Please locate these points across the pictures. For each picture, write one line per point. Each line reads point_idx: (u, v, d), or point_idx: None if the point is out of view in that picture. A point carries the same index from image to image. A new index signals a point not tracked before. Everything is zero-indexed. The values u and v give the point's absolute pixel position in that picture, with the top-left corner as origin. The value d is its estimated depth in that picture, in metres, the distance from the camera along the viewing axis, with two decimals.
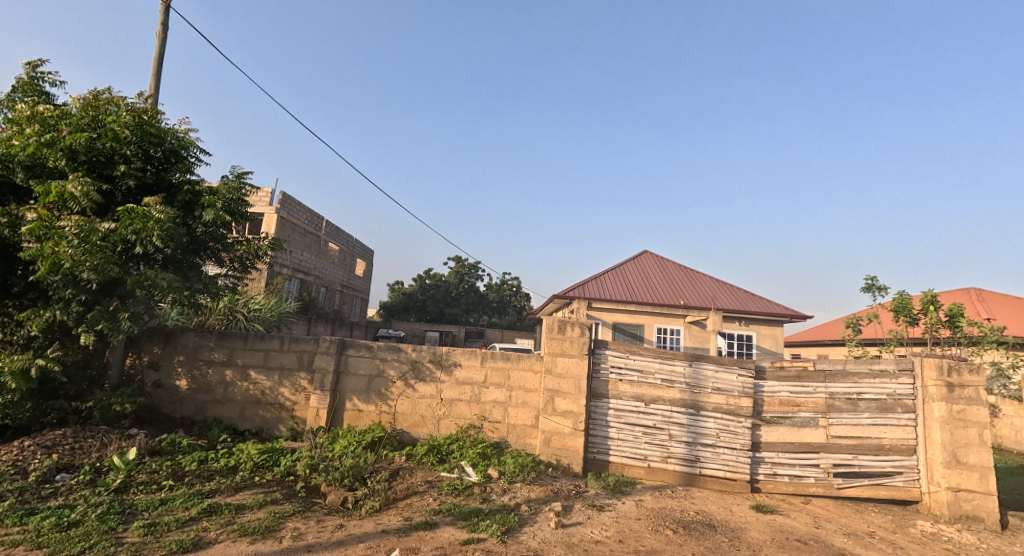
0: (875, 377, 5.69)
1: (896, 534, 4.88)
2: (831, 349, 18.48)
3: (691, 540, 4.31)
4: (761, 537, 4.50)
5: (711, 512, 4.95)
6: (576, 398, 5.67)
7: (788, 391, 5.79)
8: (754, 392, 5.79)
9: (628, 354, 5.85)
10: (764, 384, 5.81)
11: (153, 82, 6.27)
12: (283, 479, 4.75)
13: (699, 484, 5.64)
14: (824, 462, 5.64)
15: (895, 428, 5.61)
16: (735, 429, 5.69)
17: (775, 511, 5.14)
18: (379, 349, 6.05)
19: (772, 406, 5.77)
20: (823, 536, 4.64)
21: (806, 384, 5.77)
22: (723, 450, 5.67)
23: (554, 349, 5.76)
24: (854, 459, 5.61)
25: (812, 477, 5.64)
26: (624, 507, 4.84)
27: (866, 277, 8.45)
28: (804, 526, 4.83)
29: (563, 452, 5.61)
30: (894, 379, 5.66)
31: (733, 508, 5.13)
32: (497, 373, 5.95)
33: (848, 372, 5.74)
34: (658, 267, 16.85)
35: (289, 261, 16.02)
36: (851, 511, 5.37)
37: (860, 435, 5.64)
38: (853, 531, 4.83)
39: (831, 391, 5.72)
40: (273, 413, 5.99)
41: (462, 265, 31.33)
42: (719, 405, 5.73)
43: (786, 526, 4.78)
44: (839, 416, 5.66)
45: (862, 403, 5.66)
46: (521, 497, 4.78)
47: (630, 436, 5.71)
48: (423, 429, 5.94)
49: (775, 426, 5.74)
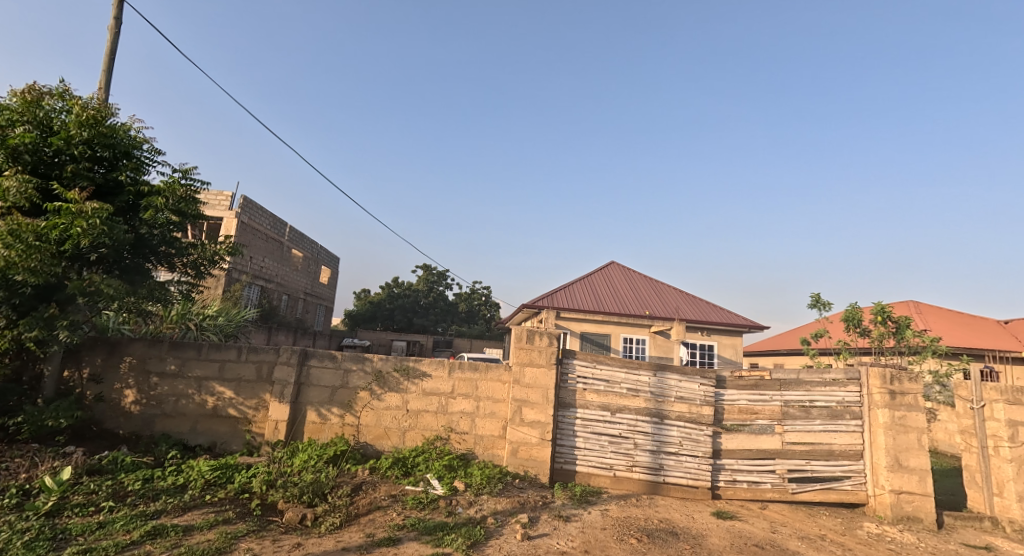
0: (826, 385, 5.87)
1: (845, 536, 5.01)
2: (788, 358, 19.11)
3: (655, 548, 4.29)
4: (721, 542, 4.53)
5: (674, 520, 4.96)
6: (543, 408, 5.62)
7: (747, 399, 5.90)
8: (715, 400, 5.89)
9: (596, 363, 5.85)
10: (724, 393, 5.91)
11: (103, 78, 5.94)
12: (238, 496, 4.50)
13: (663, 492, 5.66)
14: (780, 468, 5.76)
15: (845, 433, 5.79)
16: (698, 437, 5.75)
17: (733, 517, 5.21)
18: (344, 359, 5.86)
19: (731, 414, 5.87)
20: (780, 541, 4.71)
21: (763, 392, 5.89)
22: (686, 458, 5.72)
23: (523, 358, 5.71)
24: (807, 464, 5.75)
25: (768, 482, 5.75)
26: (590, 517, 4.80)
27: (812, 294, 8.80)
28: (761, 531, 4.90)
29: (530, 462, 5.55)
30: (843, 387, 5.86)
31: (695, 515, 5.16)
32: (464, 384, 5.84)
33: (801, 381, 5.89)
34: (625, 277, 17.09)
35: (250, 267, 15.50)
36: (805, 515, 5.49)
37: (812, 441, 5.79)
38: (806, 534, 4.93)
39: (786, 399, 5.86)
40: (229, 427, 5.69)
41: (429, 273, 30.81)
42: (682, 413, 5.79)
43: (744, 532, 4.83)
44: (793, 423, 5.81)
45: (815, 410, 5.83)
46: (487, 510, 4.68)
47: (596, 445, 5.69)
48: (388, 441, 5.76)
49: (735, 433, 5.83)
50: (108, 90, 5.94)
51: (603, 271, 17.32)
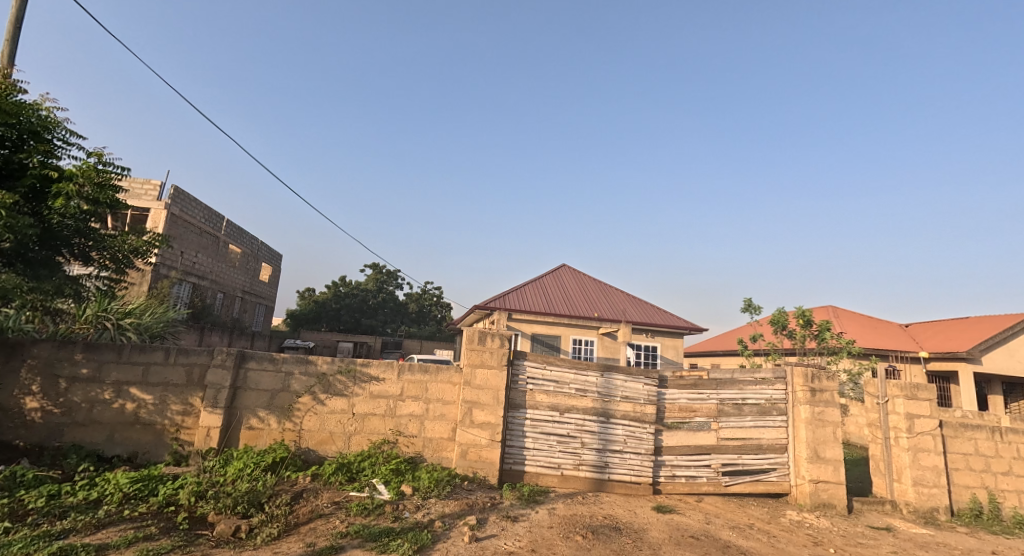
0: (756, 384, 6.14)
1: (770, 523, 5.26)
2: (725, 358, 20.02)
3: (599, 544, 4.31)
4: (661, 535, 4.63)
5: (618, 516, 5.01)
6: (494, 410, 5.55)
7: (686, 398, 6.06)
8: (658, 399, 6.03)
9: (546, 364, 5.84)
10: (666, 392, 6.05)
11: (6, 49, 5.36)
12: (162, 510, 4.14)
13: (608, 489, 5.72)
14: (714, 462, 5.96)
15: (772, 428, 6.06)
16: (641, 435, 5.86)
17: (672, 510, 5.34)
18: (285, 362, 5.57)
19: (672, 412, 6.02)
20: (714, 531, 4.87)
21: (701, 391, 6.08)
22: (629, 455, 5.81)
23: (474, 360, 5.63)
24: (739, 458, 5.97)
25: (704, 476, 5.94)
26: (537, 516, 4.77)
27: (745, 299, 9.26)
28: (697, 522, 5.05)
29: (479, 464, 5.46)
30: (771, 385, 6.14)
31: (637, 510, 5.25)
32: (414, 386, 5.68)
33: (735, 380, 6.12)
34: (575, 280, 17.31)
35: (181, 263, 14.54)
36: (736, 506, 5.71)
37: (743, 436, 6.03)
38: (736, 524, 5.13)
39: (721, 397, 6.07)
40: (153, 435, 5.27)
41: (378, 273, 30.09)
42: (627, 412, 5.88)
43: (681, 524, 4.96)
44: (727, 420, 6.03)
45: (746, 407, 6.08)
46: (435, 513, 4.55)
47: (545, 445, 5.68)
48: (332, 446, 5.51)
49: (675, 430, 5.98)
50: (13, 63, 5.36)
51: (554, 273, 17.48)
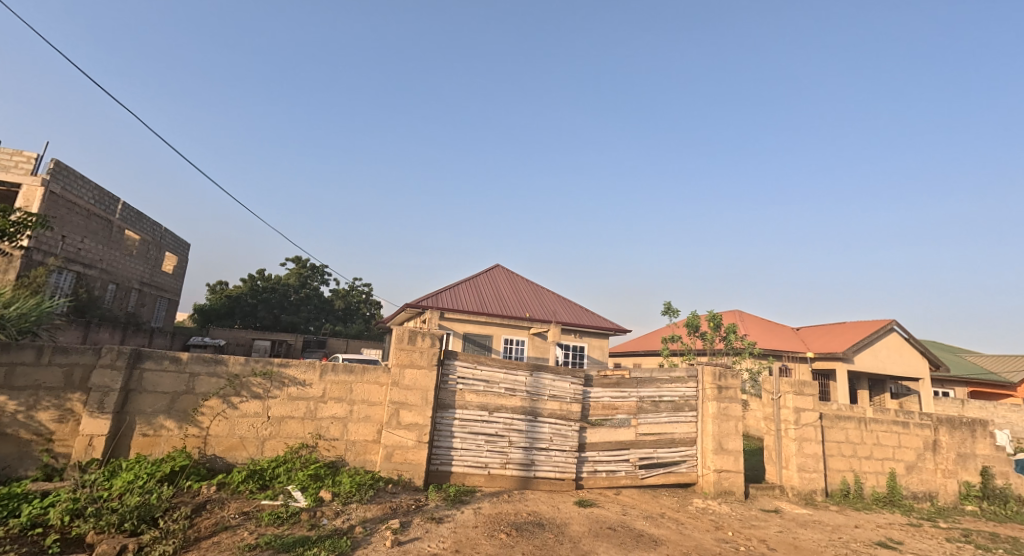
0: (672, 382, 6.36)
1: (680, 512, 5.48)
2: (646, 357, 20.92)
3: (523, 541, 4.23)
4: (581, 528, 4.64)
5: (542, 512, 4.98)
6: (422, 410, 5.34)
7: (609, 396, 6.16)
8: (584, 398, 6.08)
9: (476, 364, 5.70)
10: (590, 391, 6.11)
11: None
12: (25, 534, 3.56)
13: (533, 486, 5.69)
14: (633, 457, 6.11)
15: (684, 423, 6.33)
16: (566, 433, 5.88)
17: (593, 504, 5.39)
18: (189, 362, 5.04)
19: (596, 410, 6.10)
20: (630, 522, 4.97)
21: (623, 390, 6.21)
22: (554, 453, 5.81)
23: (403, 360, 5.38)
24: (654, 452, 6.17)
25: (623, 470, 6.07)
26: (462, 516, 4.63)
27: (665, 304, 9.71)
28: (615, 514, 5.13)
29: (405, 466, 5.22)
30: (684, 383, 6.39)
31: (560, 505, 5.25)
32: (338, 387, 5.34)
33: (654, 378, 6.30)
34: (508, 280, 17.31)
35: (61, 248, 12.90)
36: (650, 497, 5.88)
37: (659, 431, 6.23)
38: (650, 514, 5.27)
39: (641, 395, 6.24)
40: (18, 446, 4.55)
41: (303, 268, 28.55)
42: (554, 411, 5.88)
43: (601, 517, 5.02)
44: (646, 416, 6.21)
45: (662, 404, 6.29)
46: (355, 519, 4.27)
47: (472, 444, 5.54)
48: (242, 452, 5.04)
49: (598, 427, 6.07)
50: None
51: (488, 273, 17.38)
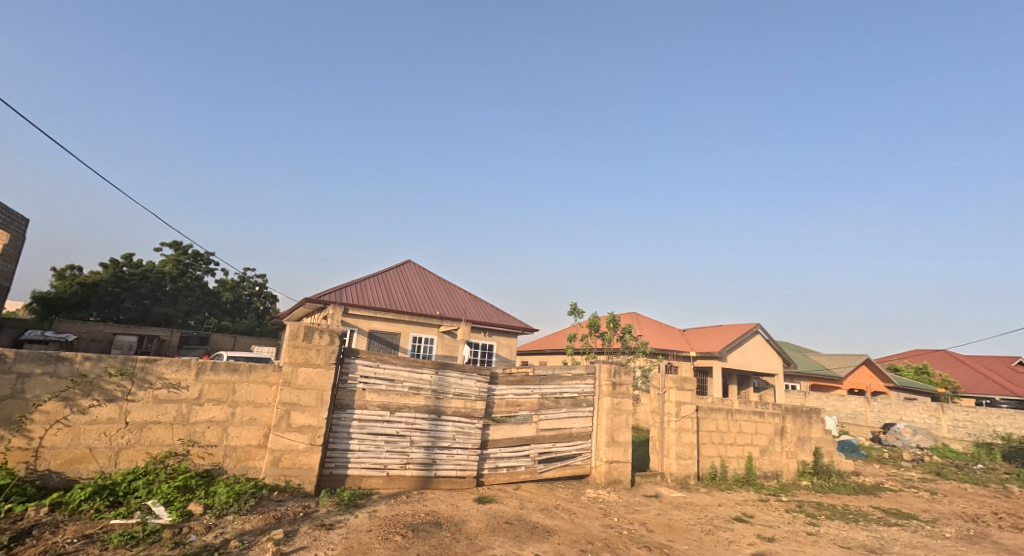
0: (572, 378, 6.45)
1: (573, 502, 5.50)
2: (552, 356, 21.37)
3: (419, 541, 3.93)
4: (478, 525, 4.44)
5: (440, 511, 4.70)
6: (316, 411, 4.82)
7: (513, 393, 6.03)
8: (488, 395, 5.87)
9: (379, 362, 5.27)
10: (495, 388, 5.93)
11: None
12: None
13: (433, 486, 5.39)
14: (533, 452, 6.05)
15: (582, 418, 6.41)
16: (470, 430, 5.64)
17: (493, 500, 5.22)
18: (17, 360, 4.11)
19: (500, 407, 5.94)
20: (527, 515, 4.86)
21: (526, 387, 6.12)
22: (457, 451, 5.55)
23: (296, 358, 4.82)
24: (553, 447, 6.17)
25: (523, 466, 5.99)
26: (356, 521, 4.21)
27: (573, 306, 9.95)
28: (512, 509, 4.99)
29: (293, 472, 4.68)
30: (583, 380, 6.51)
31: (459, 503, 5.01)
32: (217, 389, 4.66)
33: (556, 375, 6.33)
34: (419, 276, 16.76)
35: None
36: (547, 489, 5.85)
37: (558, 426, 6.25)
38: (546, 506, 5.21)
39: (543, 392, 6.21)
40: None
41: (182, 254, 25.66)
42: (458, 409, 5.61)
43: (499, 512, 4.85)
44: (547, 412, 6.19)
45: (563, 401, 6.31)
46: (231, 532, 3.69)
47: (371, 446, 5.11)
48: (89, 465, 4.20)
49: (501, 424, 5.92)
50: None
51: (399, 269, 16.71)
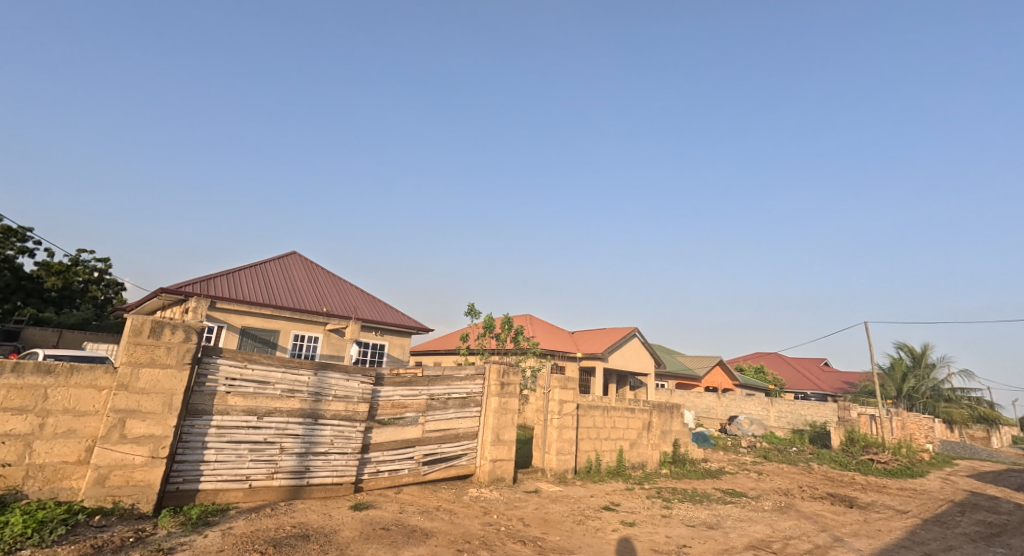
0: (461, 378, 6.09)
1: (454, 503, 5.14)
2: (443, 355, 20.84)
3: None
4: (350, 533, 3.88)
5: (309, 522, 4.04)
6: (161, 419, 3.86)
7: (400, 394, 5.49)
8: (372, 397, 5.26)
9: (248, 363, 4.42)
10: (380, 389, 5.34)
11: None
12: None
13: (303, 496, 4.66)
14: (417, 454, 5.58)
15: (469, 418, 6.08)
16: (350, 434, 5.00)
17: (370, 506, 4.66)
18: None
19: (385, 409, 5.36)
20: (406, 519, 4.39)
21: (414, 389, 5.62)
22: (334, 456, 4.89)
23: (137, 358, 3.82)
24: (438, 447, 5.76)
25: (405, 468, 5.48)
26: (203, 541, 3.39)
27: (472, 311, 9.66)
28: (391, 513, 4.49)
29: (124, 490, 3.68)
30: (473, 380, 6.19)
31: (331, 512, 4.37)
32: (19, 394, 3.51)
33: (444, 375, 5.91)
34: (306, 270, 15.18)
35: None
36: (428, 492, 5.41)
37: (445, 427, 5.86)
38: (427, 508, 4.78)
39: (431, 392, 5.77)
40: None
41: None
42: (338, 412, 4.93)
43: (377, 518, 4.32)
44: (434, 413, 5.76)
45: (451, 401, 5.93)
46: None
47: (231, 456, 4.26)
48: None
49: (385, 426, 5.35)
50: None
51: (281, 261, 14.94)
